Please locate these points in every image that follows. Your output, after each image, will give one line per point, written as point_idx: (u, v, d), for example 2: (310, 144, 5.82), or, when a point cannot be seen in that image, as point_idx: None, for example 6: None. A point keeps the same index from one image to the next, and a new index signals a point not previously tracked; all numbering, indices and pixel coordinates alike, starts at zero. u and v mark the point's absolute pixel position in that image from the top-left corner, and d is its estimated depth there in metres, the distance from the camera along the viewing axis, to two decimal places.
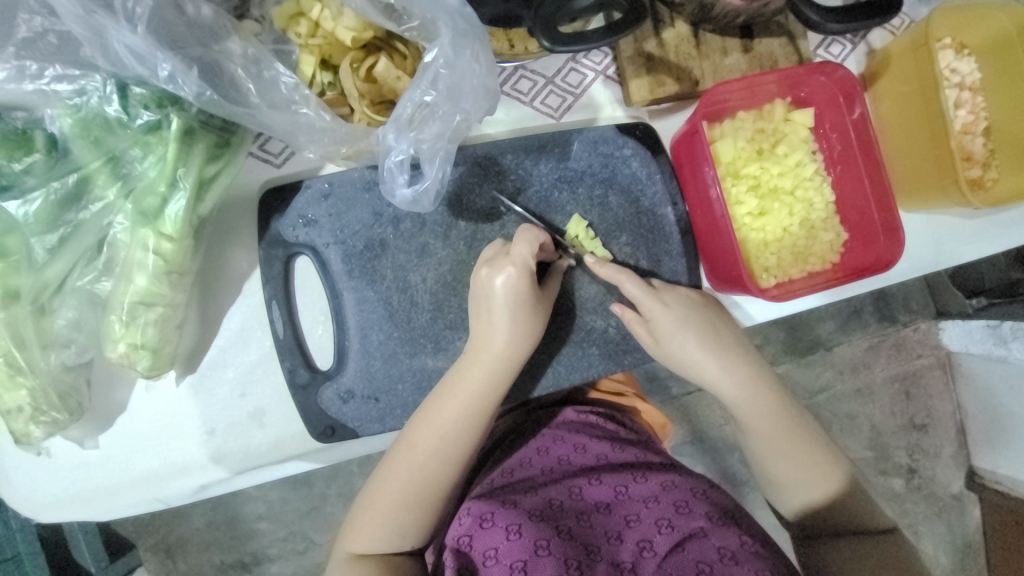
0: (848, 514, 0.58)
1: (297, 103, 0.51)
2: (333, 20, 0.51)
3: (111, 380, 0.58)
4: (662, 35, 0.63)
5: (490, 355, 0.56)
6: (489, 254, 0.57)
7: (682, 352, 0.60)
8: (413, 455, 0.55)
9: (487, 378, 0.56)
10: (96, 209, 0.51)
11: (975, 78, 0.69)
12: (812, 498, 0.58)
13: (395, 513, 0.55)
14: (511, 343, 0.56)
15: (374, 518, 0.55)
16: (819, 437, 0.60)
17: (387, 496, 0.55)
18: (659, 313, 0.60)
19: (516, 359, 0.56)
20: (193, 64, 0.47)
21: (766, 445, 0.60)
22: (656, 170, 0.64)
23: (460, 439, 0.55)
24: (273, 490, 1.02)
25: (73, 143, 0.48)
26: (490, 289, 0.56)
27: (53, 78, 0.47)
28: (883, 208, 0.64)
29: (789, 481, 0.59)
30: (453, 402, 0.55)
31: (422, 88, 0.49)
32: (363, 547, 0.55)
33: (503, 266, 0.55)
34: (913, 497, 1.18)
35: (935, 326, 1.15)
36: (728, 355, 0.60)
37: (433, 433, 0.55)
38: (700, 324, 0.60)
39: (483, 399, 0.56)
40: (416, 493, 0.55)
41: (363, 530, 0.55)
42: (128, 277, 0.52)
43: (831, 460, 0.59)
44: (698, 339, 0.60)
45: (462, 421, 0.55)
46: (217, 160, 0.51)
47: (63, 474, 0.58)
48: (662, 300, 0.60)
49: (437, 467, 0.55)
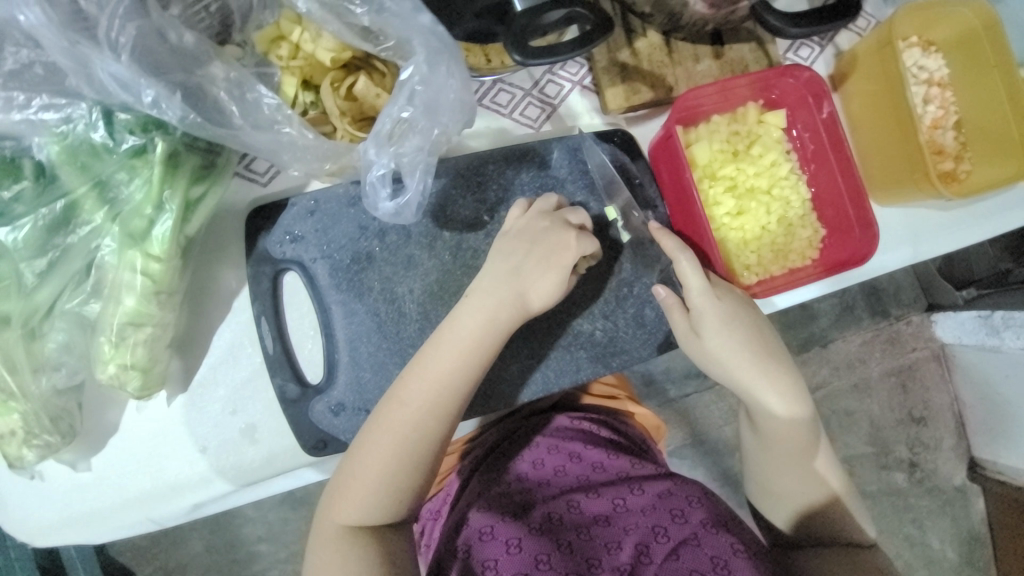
0: (821, 526, 0.61)
1: (281, 123, 0.52)
2: (313, 42, 0.52)
3: (103, 402, 0.58)
4: (634, 44, 0.65)
5: (485, 312, 0.56)
6: (572, 220, 0.59)
7: (714, 343, 0.60)
8: (403, 415, 0.54)
9: (479, 332, 0.55)
10: (85, 232, 0.52)
11: (942, 74, 0.71)
12: (792, 503, 0.61)
13: (386, 477, 0.53)
14: (500, 306, 0.56)
15: (363, 486, 0.53)
16: (820, 449, 0.61)
17: (376, 460, 0.53)
18: (710, 306, 0.59)
19: (510, 316, 0.56)
20: (177, 89, 0.48)
21: (774, 459, 0.61)
22: (635, 174, 0.66)
23: (451, 393, 0.55)
24: (271, 511, 1.01)
25: (59, 169, 0.49)
26: (507, 258, 0.57)
27: (40, 107, 0.48)
28: (857, 203, 0.65)
29: (788, 491, 0.61)
30: (446, 359, 0.55)
31: (399, 105, 0.51)
32: (352, 517, 0.53)
33: (568, 232, 0.58)
34: (917, 491, 1.19)
35: (927, 319, 1.17)
36: (763, 357, 0.60)
37: (424, 390, 0.54)
38: (746, 324, 0.60)
39: (476, 352, 0.55)
40: (407, 453, 0.54)
41: (352, 496, 0.53)
42: (117, 299, 0.52)
43: (824, 474, 0.61)
44: (738, 336, 0.60)
45: (454, 375, 0.55)
46: (202, 181, 0.53)
47: (57, 498, 0.58)
48: (715, 294, 0.60)
49: (428, 423, 0.54)
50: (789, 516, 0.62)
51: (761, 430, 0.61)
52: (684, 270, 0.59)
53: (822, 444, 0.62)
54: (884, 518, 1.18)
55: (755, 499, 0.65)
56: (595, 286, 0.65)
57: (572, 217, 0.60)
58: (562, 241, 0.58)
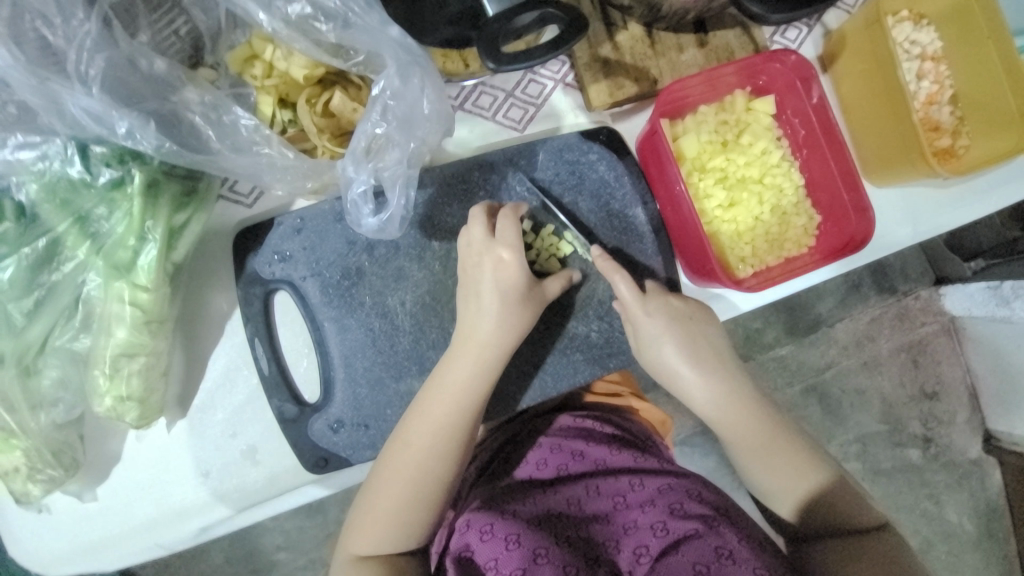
0: (821, 514, 0.59)
1: (259, 144, 0.51)
2: (286, 60, 0.52)
3: (104, 432, 0.59)
4: (616, 38, 0.64)
5: (481, 347, 0.56)
6: (480, 234, 0.56)
7: (655, 355, 0.61)
8: (409, 453, 0.54)
9: (474, 370, 0.55)
10: (69, 268, 0.52)
11: (936, 47, 0.69)
12: (784, 495, 0.60)
13: (398, 513, 0.54)
14: (500, 331, 0.56)
15: (377, 520, 0.54)
16: (785, 431, 0.62)
17: (387, 497, 0.54)
18: (643, 320, 0.60)
19: (507, 348, 0.56)
20: (151, 118, 0.48)
21: (750, 455, 0.61)
22: (624, 172, 0.64)
23: (454, 432, 0.55)
24: (288, 520, 1.02)
25: (40, 208, 0.50)
26: (510, 282, 0.56)
27: (15, 146, 0.48)
28: (851, 188, 0.63)
29: (784, 482, 0.60)
30: (445, 394, 0.55)
31: (373, 120, 0.50)
32: (369, 550, 0.54)
33: (493, 250, 0.56)
34: (932, 466, 1.18)
35: (936, 292, 1.14)
36: (698, 359, 0.61)
37: (426, 431, 0.54)
38: (681, 333, 0.61)
39: (474, 389, 0.55)
40: (417, 491, 0.54)
41: (367, 531, 0.55)
42: (108, 331, 0.53)
43: (806, 461, 0.61)
44: (673, 345, 0.60)
45: (454, 415, 0.55)
46: (185, 209, 0.53)
47: (66, 530, 0.59)
48: (647, 307, 0.60)
49: (433, 463, 0.54)
50: (786, 506, 0.61)
51: (719, 430, 0.62)
52: (616, 284, 0.60)
53: (786, 424, 0.62)
54: (901, 495, 1.17)
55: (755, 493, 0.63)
56: (586, 288, 0.64)
57: (477, 228, 0.56)
58: (495, 263, 0.56)
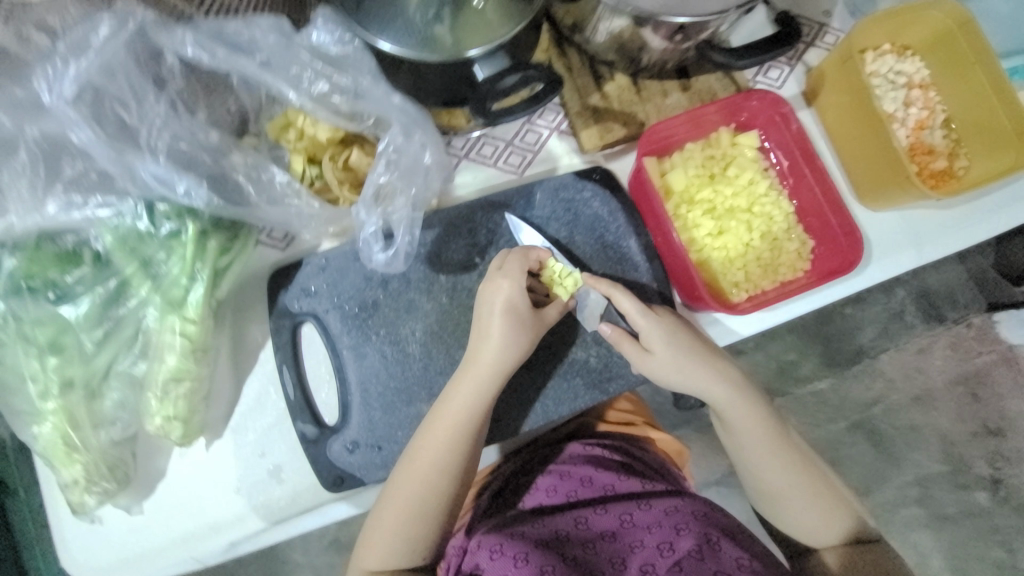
0: (816, 527, 0.61)
1: (291, 196, 0.61)
2: (314, 126, 0.61)
3: (154, 451, 0.66)
4: (603, 88, 0.71)
5: (484, 370, 0.59)
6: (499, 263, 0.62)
7: (666, 357, 0.61)
8: (414, 472, 0.58)
9: (476, 395, 0.59)
10: (133, 304, 0.62)
11: (922, 75, 0.72)
12: (785, 508, 0.61)
13: (402, 530, 0.58)
14: (501, 358, 0.60)
15: (384, 539, 0.58)
16: (798, 444, 0.62)
17: (392, 514, 0.58)
18: (649, 324, 0.61)
19: (505, 372, 0.60)
20: (205, 179, 0.58)
21: (757, 463, 0.61)
22: (617, 208, 0.69)
23: (457, 452, 0.58)
24: (320, 556, 1.05)
25: (114, 255, 0.60)
26: (505, 309, 0.60)
27: (94, 206, 0.58)
28: (838, 212, 0.66)
29: (787, 497, 0.61)
30: (450, 417, 0.59)
31: (379, 170, 0.59)
32: (375, 565, 0.58)
33: (503, 282, 0.60)
34: (1003, 511, 1.08)
35: (990, 320, 1.09)
36: (712, 363, 0.61)
37: (430, 454, 0.58)
38: (688, 336, 0.62)
39: (476, 411, 0.59)
40: (420, 511, 0.58)
41: (374, 547, 0.58)
42: (160, 358, 0.61)
43: (816, 476, 0.61)
44: (685, 347, 0.61)
45: (457, 437, 0.58)
46: (228, 252, 0.62)
47: (114, 541, 0.65)
48: (654, 312, 0.62)
49: (437, 482, 0.58)
50: (789, 522, 0.62)
51: (731, 429, 0.62)
52: (619, 299, 0.62)
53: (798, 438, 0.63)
54: (969, 543, 1.08)
55: (758, 506, 0.64)
56: None
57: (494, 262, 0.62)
58: (504, 292, 0.60)
